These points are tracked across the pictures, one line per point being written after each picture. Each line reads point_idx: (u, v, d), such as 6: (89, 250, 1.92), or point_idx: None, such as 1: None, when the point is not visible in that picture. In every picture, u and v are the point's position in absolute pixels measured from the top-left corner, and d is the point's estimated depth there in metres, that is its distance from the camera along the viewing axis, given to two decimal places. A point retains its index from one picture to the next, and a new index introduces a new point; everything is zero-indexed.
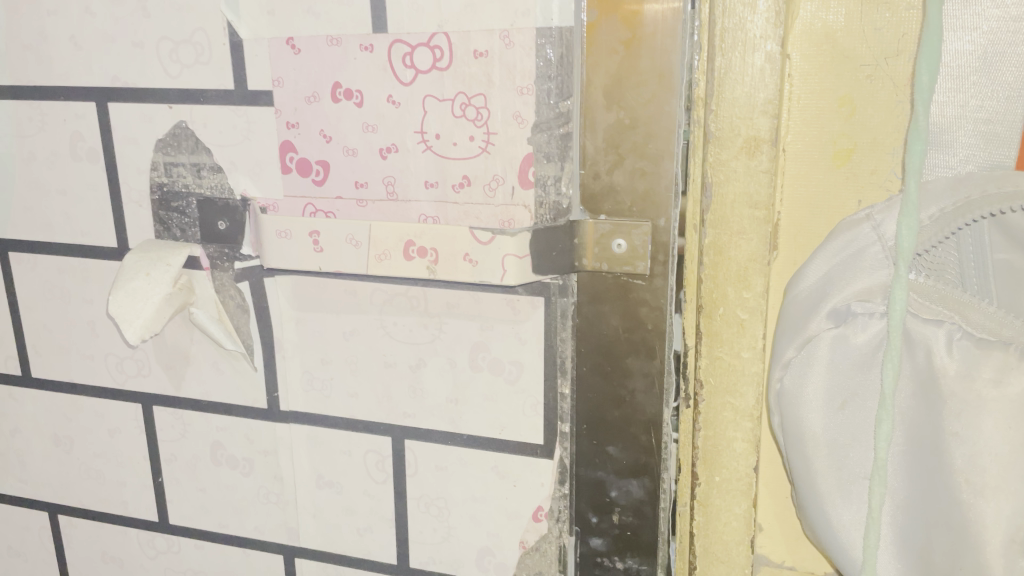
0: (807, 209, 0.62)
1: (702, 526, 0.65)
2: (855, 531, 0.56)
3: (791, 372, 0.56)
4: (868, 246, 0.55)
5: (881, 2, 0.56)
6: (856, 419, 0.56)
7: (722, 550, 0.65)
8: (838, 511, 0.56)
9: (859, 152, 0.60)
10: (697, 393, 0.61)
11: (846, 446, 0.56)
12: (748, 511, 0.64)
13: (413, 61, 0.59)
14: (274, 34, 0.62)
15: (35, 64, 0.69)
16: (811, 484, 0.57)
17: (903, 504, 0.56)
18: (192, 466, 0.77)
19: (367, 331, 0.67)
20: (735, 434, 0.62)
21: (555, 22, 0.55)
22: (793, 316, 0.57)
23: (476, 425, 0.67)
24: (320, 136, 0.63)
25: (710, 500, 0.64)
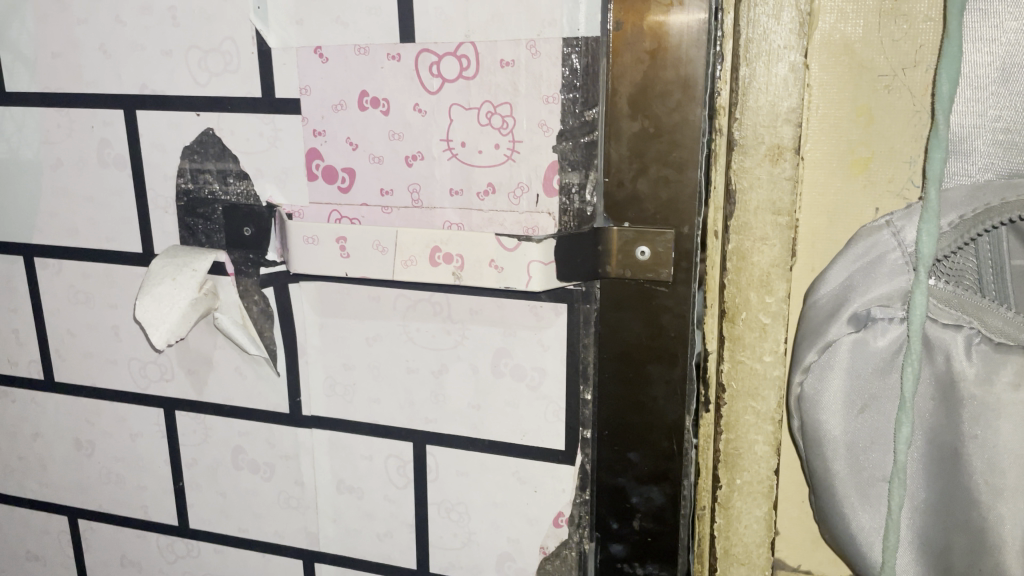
0: (825, 217, 0.62)
1: (723, 529, 0.66)
2: (874, 533, 0.57)
3: (811, 376, 0.57)
4: (888, 252, 0.55)
5: (899, 14, 0.57)
6: (876, 422, 0.57)
7: (742, 552, 0.66)
8: (857, 513, 0.57)
9: (876, 161, 0.60)
10: (719, 398, 0.62)
11: (865, 448, 0.57)
12: (768, 513, 0.65)
13: (440, 70, 0.60)
14: (303, 43, 0.63)
15: (65, 72, 0.70)
16: (830, 487, 0.58)
17: (922, 506, 0.56)
18: (213, 470, 0.78)
19: (390, 337, 0.68)
20: (756, 437, 0.63)
21: (581, 32, 0.56)
22: (813, 322, 0.58)
23: (498, 430, 0.67)
24: (346, 144, 0.64)
25: (731, 502, 0.65)
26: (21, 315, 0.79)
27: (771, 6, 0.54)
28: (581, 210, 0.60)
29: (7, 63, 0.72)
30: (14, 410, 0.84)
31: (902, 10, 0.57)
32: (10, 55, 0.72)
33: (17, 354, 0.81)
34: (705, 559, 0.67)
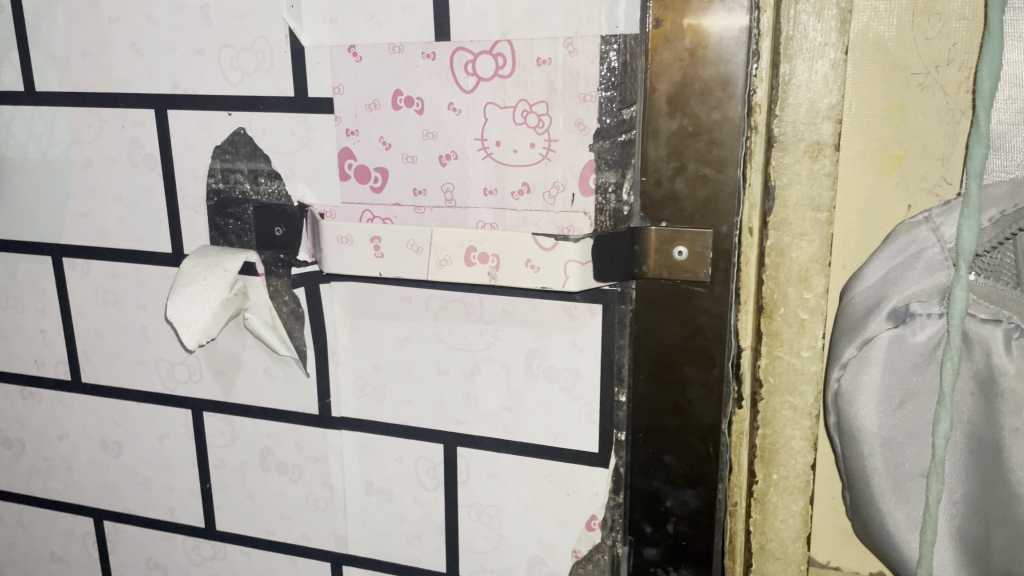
0: (857, 214, 0.62)
1: (759, 524, 0.64)
2: (910, 531, 0.56)
3: (848, 372, 0.56)
4: (927, 248, 0.54)
5: (932, 13, 0.56)
6: (914, 418, 0.56)
7: (778, 547, 0.65)
8: (892, 510, 0.56)
9: (909, 159, 0.59)
10: (756, 392, 0.61)
11: (903, 444, 0.56)
12: (804, 508, 0.63)
13: (475, 68, 0.59)
14: (337, 42, 0.62)
15: (96, 71, 0.70)
16: (866, 482, 0.57)
17: (961, 502, 0.55)
18: (240, 472, 0.77)
19: (421, 338, 0.67)
20: (793, 432, 0.62)
21: (620, 29, 0.56)
22: (851, 317, 0.57)
23: (530, 432, 0.67)
24: (379, 143, 0.64)
25: (767, 498, 0.64)
26: (49, 315, 0.79)
27: (813, 3, 0.53)
28: (618, 210, 0.60)
29: (39, 64, 0.72)
30: (39, 411, 0.83)
31: (939, 6, 0.56)
32: (42, 55, 0.72)
33: (43, 355, 0.81)
34: (739, 552, 0.65)
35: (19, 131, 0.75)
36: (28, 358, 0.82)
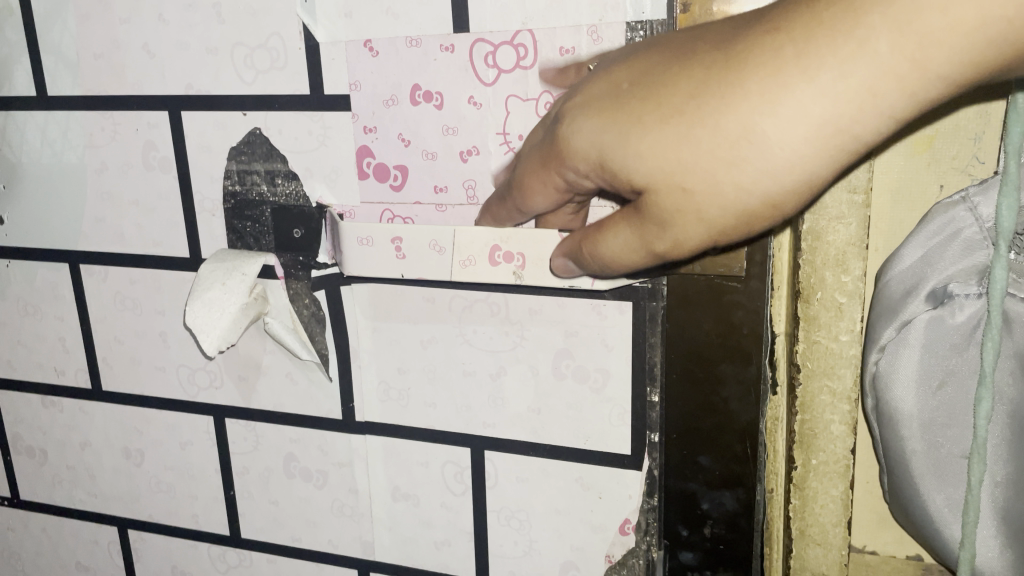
0: (888, 196, 0.59)
1: (799, 509, 0.63)
2: (952, 511, 0.55)
3: (886, 355, 0.55)
4: (964, 228, 0.53)
5: None
6: (954, 399, 0.54)
7: (818, 532, 0.63)
8: (933, 493, 0.55)
9: (940, 139, 0.57)
10: (795, 377, 0.60)
11: (943, 426, 0.54)
12: (844, 492, 0.62)
13: (495, 61, 0.57)
14: (352, 37, 0.60)
15: (109, 73, 0.69)
16: (906, 464, 0.56)
17: (1004, 481, 0.54)
18: (264, 478, 0.76)
19: (446, 340, 0.66)
20: (832, 417, 0.60)
21: (647, 15, 0.53)
22: (888, 300, 0.56)
23: (559, 434, 0.65)
24: (398, 140, 0.62)
25: (807, 483, 0.62)
26: (68, 323, 0.78)
27: None
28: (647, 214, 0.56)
29: (52, 68, 0.70)
30: (61, 420, 0.83)
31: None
32: (55, 59, 0.70)
33: (64, 363, 0.80)
34: (777, 538, 0.65)
35: (34, 138, 0.73)
36: (49, 367, 0.81)
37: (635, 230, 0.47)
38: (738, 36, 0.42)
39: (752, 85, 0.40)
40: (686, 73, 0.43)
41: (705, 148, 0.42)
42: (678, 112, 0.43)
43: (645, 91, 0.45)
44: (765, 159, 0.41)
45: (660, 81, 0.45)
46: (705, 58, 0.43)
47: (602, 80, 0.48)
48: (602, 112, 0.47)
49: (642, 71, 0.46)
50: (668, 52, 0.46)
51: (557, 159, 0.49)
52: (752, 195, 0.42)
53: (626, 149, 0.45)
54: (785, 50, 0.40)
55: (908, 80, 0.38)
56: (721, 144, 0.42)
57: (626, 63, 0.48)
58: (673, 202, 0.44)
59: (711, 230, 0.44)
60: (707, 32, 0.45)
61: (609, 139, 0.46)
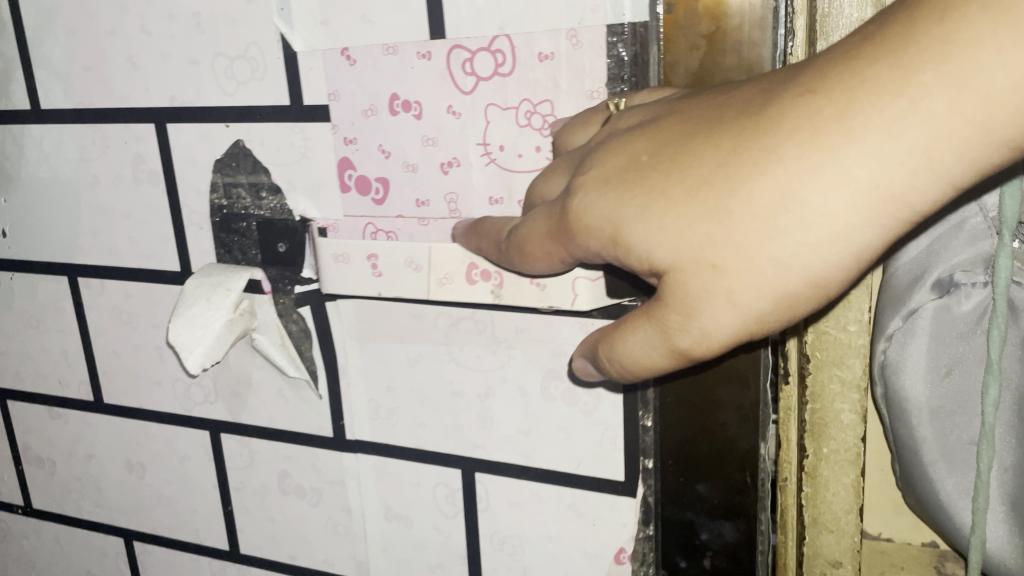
0: None
1: (811, 497, 0.61)
2: (962, 495, 0.54)
3: (894, 344, 0.54)
4: (969, 217, 0.53)
5: None
6: (961, 386, 0.53)
7: (830, 520, 0.61)
8: (943, 478, 0.54)
9: None
10: (804, 367, 0.58)
11: (951, 413, 0.53)
12: (855, 480, 0.61)
13: (473, 68, 0.54)
14: (329, 45, 0.58)
15: (97, 86, 0.68)
16: (915, 450, 0.55)
17: (1013, 468, 0.52)
18: (260, 495, 0.75)
19: (433, 358, 0.63)
20: (843, 406, 0.60)
21: (627, 17, 0.49)
22: (894, 290, 0.56)
23: (550, 458, 0.61)
24: (378, 152, 0.59)
25: (818, 471, 0.60)
26: (70, 336, 0.78)
27: None
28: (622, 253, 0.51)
29: (44, 81, 0.70)
30: (68, 432, 0.83)
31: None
32: (48, 71, 0.70)
33: (68, 376, 0.80)
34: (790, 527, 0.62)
35: (31, 151, 0.73)
36: (54, 379, 0.81)
37: (654, 321, 0.42)
38: (766, 100, 0.39)
39: (789, 154, 0.37)
40: (712, 139, 0.40)
41: (738, 221, 0.39)
42: (704, 183, 0.40)
43: (663, 160, 0.42)
44: (805, 231, 0.38)
45: (681, 150, 0.41)
46: (732, 124, 0.40)
47: (615, 148, 0.44)
48: (615, 185, 0.43)
49: (658, 140, 0.43)
50: (685, 118, 0.42)
51: (565, 235, 0.45)
52: (790, 273, 0.39)
53: (646, 225, 0.41)
54: (826, 115, 0.37)
55: (962, 143, 0.34)
56: (756, 217, 0.38)
57: (639, 127, 0.44)
58: (702, 283, 0.40)
59: (747, 317, 0.40)
60: (729, 94, 0.42)
61: (626, 218, 0.42)
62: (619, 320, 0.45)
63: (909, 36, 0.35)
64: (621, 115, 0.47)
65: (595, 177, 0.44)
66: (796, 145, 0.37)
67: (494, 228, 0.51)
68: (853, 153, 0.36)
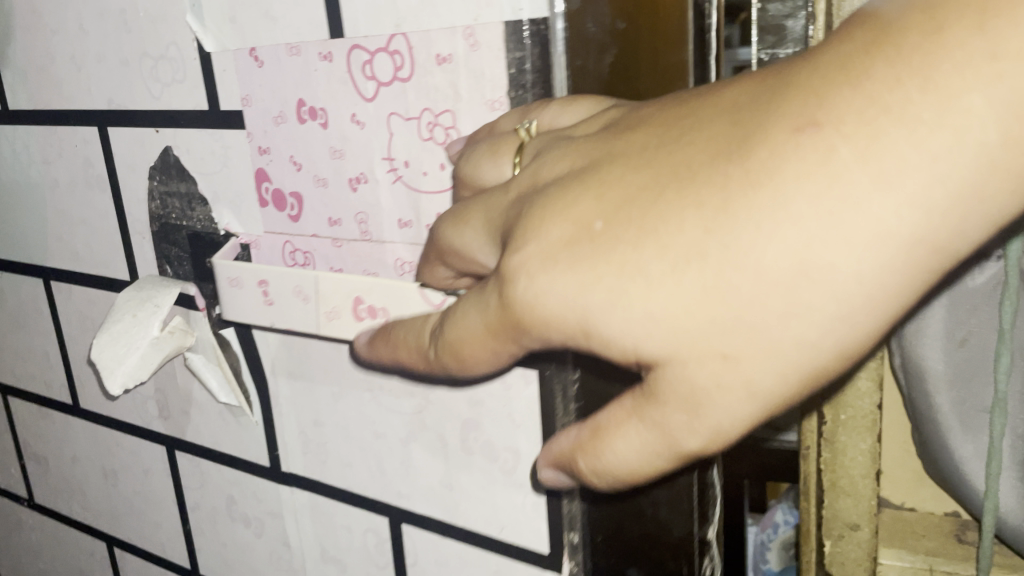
0: None
1: (829, 463, 0.55)
2: (976, 462, 0.52)
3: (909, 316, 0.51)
4: None
5: None
6: (976, 356, 0.51)
7: (846, 482, 0.55)
8: (960, 444, 0.52)
9: None
10: None
11: (968, 380, 0.51)
12: (875, 446, 0.54)
13: (373, 71, 0.47)
14: (238, 45, 0.52)
15: (49, 87, 0.65)
16: (933, 419, 0.53)
17: None
18: (213, 518, 0.71)
19: (355, 394, 0.56)
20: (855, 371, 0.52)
21: (524, 14, 0.41)
22: None
23: (473, 518, 0.54)
24: (290, 164, 0.53)
25: (835, 436, 0.54)
26: (49, 338, 0.77)
27: None
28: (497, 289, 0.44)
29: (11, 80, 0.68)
30: (56, 432, 0.82)
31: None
32: (14, 71, 0.68)
33: (50, 378, 0.79)
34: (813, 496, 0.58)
35: (7, 151, 0.72)
36: (40, 380, 0.81)
37: (648, 421, 0.34)
38: (746, 144, 0.31)
39: (807, 210, 0.30)
40: (689, 185, 0.32)
41: (750, 296, 0.31)
42: (693, 256, 0.32)
43: (628, 223, 0.33)
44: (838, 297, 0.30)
45: (648, 213, 0.33)
46: (713, 180, 0.32)
47: (558, 210, 0.36)
48: (571, 263, 0.34)
49: (615, 196, 0.34)
50: (638, 169, 0.34)
51: (516, 327, 0.36)
52: (819, 348, 0.31)
53: (626, 310, 0.33)
54: (855, 160, 0.29)
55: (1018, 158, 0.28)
56: (772, 292, 0.30)
57: (579, 178, 0.36)
58: (711, 378, 0.32)
59: (766, 408, 0.32)
60: (684, 137, 0.34)
61: (600, 303, 0.34)
62: (595, 418, 0.37)
63: (923, 42, 0.28)
64: (543, 160, 0.38)
65: (538, 256, 0.35)
66: (817, 197, 0.29)
67: (414, 333, 0.42)
68: (893, 194, 0.29)
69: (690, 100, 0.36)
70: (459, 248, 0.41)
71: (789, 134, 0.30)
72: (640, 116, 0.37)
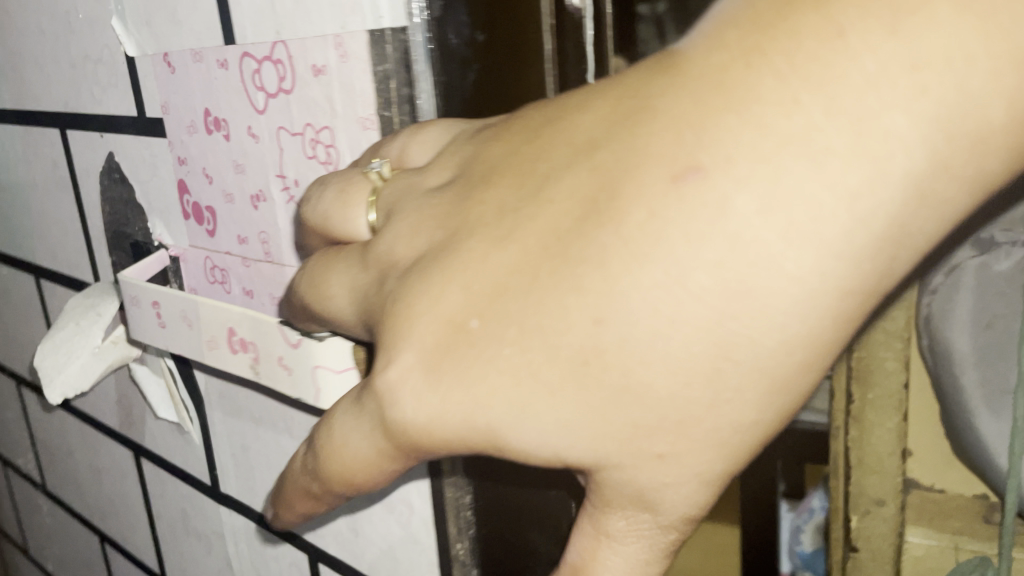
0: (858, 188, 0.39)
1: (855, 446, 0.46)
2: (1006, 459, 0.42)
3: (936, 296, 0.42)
4: None
5: None
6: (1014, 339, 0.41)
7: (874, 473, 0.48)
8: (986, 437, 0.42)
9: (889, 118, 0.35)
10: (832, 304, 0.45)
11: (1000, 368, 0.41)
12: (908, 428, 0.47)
13: (261, 82, 0.43)
14: (154, 50, 0.50)
15: (21, 87, 0.65)
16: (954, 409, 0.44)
17: None
18: (172, 528, 0.70)
19: (273, 422, 0.53)
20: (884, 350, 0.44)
21: (383, 22, 0.36)
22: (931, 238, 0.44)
23: (378, 568, 0.49)
24: (204, 176, 0.50)
25: (863, 416, 0.46)
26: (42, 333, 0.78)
27: None
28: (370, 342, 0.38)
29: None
30: (55, 424, 0.84)
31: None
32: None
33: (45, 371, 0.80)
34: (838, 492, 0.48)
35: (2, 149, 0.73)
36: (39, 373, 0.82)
37: (610, 534, 0.28)
38: (613, 189, 0.25)
39: (703, 293, 0.24)
40: (571, 265, 0.26)
41: (674, 402, 0.25)
42: (585, 363, 0.25)
43: (505, 316, 0.27)
44: (772, 368, 0.24)
45: (514, 306, 0.27)
46: (592, 262, 0.25)
47: (425, 315, 0.29)
48: (453, 380, 0.28)
49: (484, 285, 0.28)
50: (503, 244, 0.28)
51: (409, 454, 0.31)
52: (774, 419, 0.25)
53: (532, 425, 0.27)
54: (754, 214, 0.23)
55: (975, 152, 0.22)
56: (697, 397, 0.25)
57: (442, 259, 0.30)
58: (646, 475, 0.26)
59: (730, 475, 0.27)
60: (551, 198, 0.27)
61: (488, 425, 0.28)
62: (566, 561, 0.30)
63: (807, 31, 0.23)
64: (404, 220, 0.32)
65: (418, 375, 0.29)
66: (715, 263, 0.23)
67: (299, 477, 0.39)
68: (812, 243, 0.23)
69: (555, 126, 0.29)
70: (328, 312, 0.36)
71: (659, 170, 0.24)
72: (509, 158, 0.30)
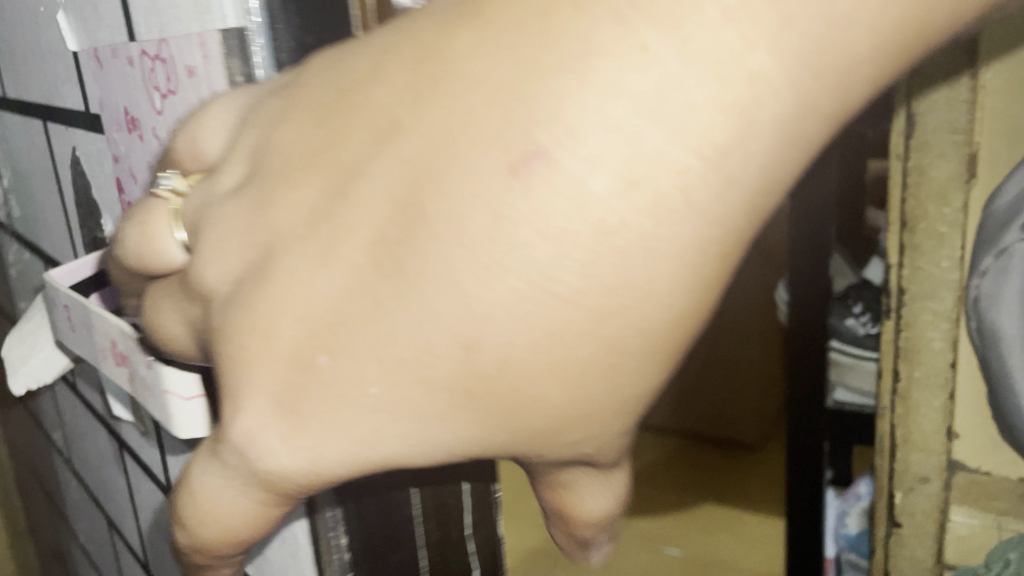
0: None
1: None
2: None
3: None
4: None
5: None
6: None
7: None
8: None
9: None
10: None
11: None
12: None
13: (156, 83, 0.49)
14: (89, 50, 0.54)
15: (17, 84, 0.69)
16: None
17: None
18: (151, 516, 0.71)
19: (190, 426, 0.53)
20: None
21: (230, 22, 0.44)
22: None
23: None
24: (130, 172, 0.54)
25: None
26: None
27: None
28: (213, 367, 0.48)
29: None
30: (72, 407, 0.88)
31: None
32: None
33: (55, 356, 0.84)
34: None
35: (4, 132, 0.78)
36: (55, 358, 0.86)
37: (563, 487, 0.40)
38: (440, 192, 0.31)
39: (571, 300, 0.31)
40: (403, 284, 0.32)
41: (555, 388, 0.33)
42: (470, 370, 0.32)
43: (347, 340, 0.34)
44: (650, 328, 0.32)
45: (355, 336, 0.33)
46: (404, 298, 0.32)
47: (264, 355, 0.35)
48: (317, 414, 0.35)
49: (308, 317, 0.34)
50: (317, 272, 0.34)
51: (285, 493, 0.37)
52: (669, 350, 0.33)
53: (416, 420, 0.34)
54: (611, 214, 0.30)
55: (794, 111, 0.30)
56: (570, 379, 0.33)
57: (263, 286, 0.36)
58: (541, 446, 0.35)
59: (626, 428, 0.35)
60: (339, 229, 0.34)
61: (374, 438, 0.35)
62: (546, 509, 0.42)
63: (481, 55, 0.32)
64: (213, 234, 0.39)
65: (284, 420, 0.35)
66: (578, 271, 0.31)
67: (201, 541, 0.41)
68: (666, 222, 0.30)
69: (287, 151, 0.37)
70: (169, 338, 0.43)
71: (491, 183, 0.31)
72: (269, 180, 0.37)
